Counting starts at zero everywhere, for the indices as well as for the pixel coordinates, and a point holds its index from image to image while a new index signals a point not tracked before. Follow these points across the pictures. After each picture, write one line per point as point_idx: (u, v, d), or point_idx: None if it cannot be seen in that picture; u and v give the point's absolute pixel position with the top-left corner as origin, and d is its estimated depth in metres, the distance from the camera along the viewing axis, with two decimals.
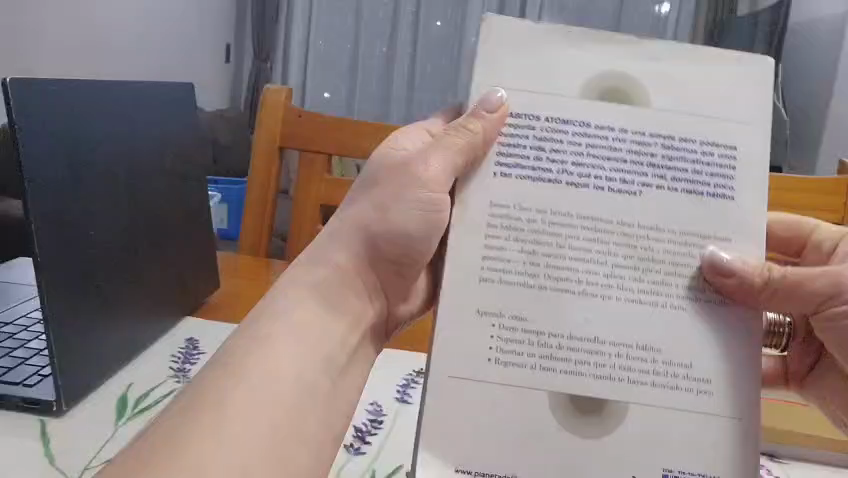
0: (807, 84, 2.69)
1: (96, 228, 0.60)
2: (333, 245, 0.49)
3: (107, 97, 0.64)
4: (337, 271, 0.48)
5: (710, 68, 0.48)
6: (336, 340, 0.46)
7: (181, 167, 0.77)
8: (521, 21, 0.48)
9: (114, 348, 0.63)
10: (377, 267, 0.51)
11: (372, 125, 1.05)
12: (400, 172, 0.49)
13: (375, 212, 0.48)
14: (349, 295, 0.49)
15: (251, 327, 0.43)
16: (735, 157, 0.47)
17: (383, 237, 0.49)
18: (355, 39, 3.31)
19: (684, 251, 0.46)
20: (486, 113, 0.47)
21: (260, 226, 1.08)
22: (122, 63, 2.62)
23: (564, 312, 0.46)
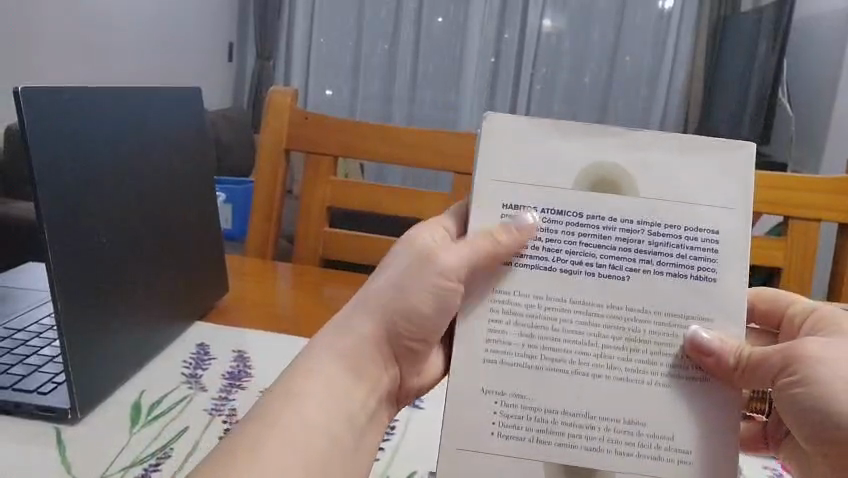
0: (811, 82, 2.69)
1: (107, 233, 0.61)
2: (358, 311, 0.45)
3: (117, 103, 0.64)
4: (365, 341, 0.45)
5: (701, 162, 0.44)
6: (358, 407, 0.43)
7: (189, 174, 0.77)
8: (510, 117, 0.45)
9: (126, 355, 0.63)
10: (404, 349, 0.46)
11: (375, 128, 1.04)
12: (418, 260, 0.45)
13: (395, 289, 0.45)
14: (376, 367, 0.45)
15: (277, 386, 0.42)
16: (717, 241, 0.44)
17: (407, 324, 0.45)
18: (357, 37, 3.31)
19: (668, 332, 0.44)
20: (512, 231, 0.44)
21: (266, 230, 1.09)
22: (125, 63, 2.61)
23: (556, 390, 0.44)
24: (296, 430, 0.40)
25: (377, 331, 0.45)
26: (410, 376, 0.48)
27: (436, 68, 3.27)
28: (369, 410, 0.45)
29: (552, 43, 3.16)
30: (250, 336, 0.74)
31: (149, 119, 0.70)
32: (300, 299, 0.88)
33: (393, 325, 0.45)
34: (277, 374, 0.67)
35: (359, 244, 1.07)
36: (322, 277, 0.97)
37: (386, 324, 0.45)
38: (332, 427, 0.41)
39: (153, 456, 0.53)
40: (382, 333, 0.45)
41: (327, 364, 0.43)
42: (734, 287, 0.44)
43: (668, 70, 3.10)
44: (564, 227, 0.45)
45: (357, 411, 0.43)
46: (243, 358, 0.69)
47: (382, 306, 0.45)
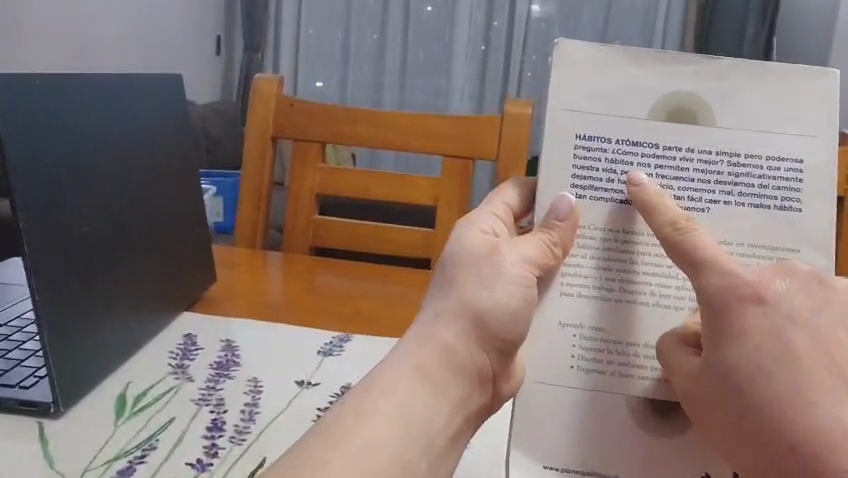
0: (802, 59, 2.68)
1: (86, 222, 0.59)
2: (439, 322, 0.45)
3: (94, 89, 0.62)
4: (445, 350, 0.44)
5: (778, 91, 0.44)
6: (441, 422, 0.43)
7: (173, 162, 0.76)
8: (587, 45, 0.44)
9: (109, 347, 0.61)
10: (491, 356, 0.46)
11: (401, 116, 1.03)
12: (479, 261, 0.47)
13: (479, 288, 0.46)
14: (459, 381, 0.44)
15: (353, 398, 0.42)
16: (802, 169, 0.44)
17: (494, 329, 0.45)
18: (345, 27, 3.29)
19: (753, 261, 0.44)
20: (560, 222, 0.44)
21: (255, 219, 1.07)
22: (112, 59, 2.59)
23: (637, 323, 0.45)
24: (378, 441, 0.39)
25: (460, 337, 0.45)
26: (499, 383, 0.47)
27: (426, 56, 3.25)
28: (453, 422, 0.44)
29: (541, 27, 3.15)
30: (236, 325, 0.73)
31: (130, 107, 0.68)
32: (290, 287, 0.87)
33: (480, 330, 0.45)
34: (266, 361, 0.66)
35: (352, 229, 1.06)
36: (316, 264, 0.96)
37: (474, 332, 0.45)
38: (414, 439, 0.41)
39: (139, 447, 0.52)
40: (467, 340, 0.45)
41: (405, 379, 0.43)
42: (819, 218, 0.44)
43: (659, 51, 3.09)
44: (641, 158, 0.44)
45: (439, 425, 0.42)
46: (231, 347, 0.68)
47: (464, 306, 0.45)
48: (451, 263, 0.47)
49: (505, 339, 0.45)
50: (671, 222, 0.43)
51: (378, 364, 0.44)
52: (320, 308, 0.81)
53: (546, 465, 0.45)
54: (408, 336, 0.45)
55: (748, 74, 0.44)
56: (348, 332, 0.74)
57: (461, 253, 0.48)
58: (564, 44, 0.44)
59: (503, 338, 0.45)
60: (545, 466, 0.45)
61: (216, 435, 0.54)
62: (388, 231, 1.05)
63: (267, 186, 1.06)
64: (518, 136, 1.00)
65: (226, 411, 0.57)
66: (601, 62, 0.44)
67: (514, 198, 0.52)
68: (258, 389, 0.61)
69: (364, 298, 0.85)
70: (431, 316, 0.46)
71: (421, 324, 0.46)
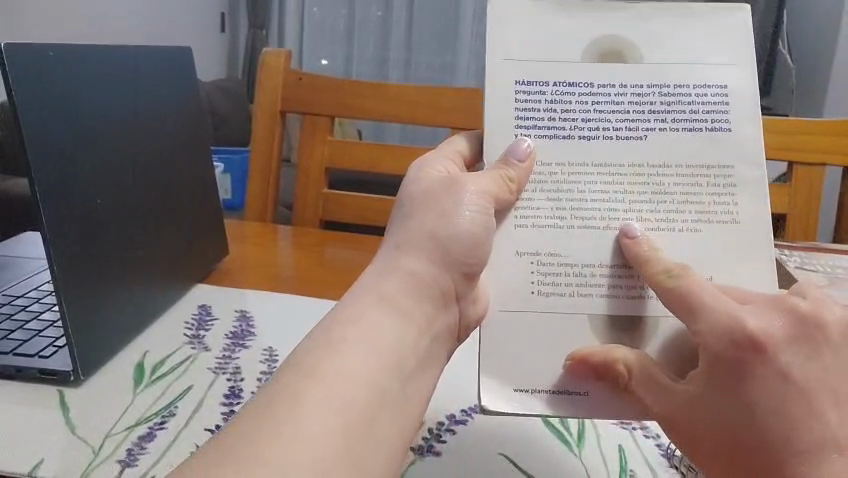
0: (808, 32, 2.69)
1: (101, 197, 0.60)
2: (405, 252, 0.43)
3: (107, 62, 0.62)
4: (411, 279, 0.41)
5: (691, 23, 0.47)
6: (411, 344, 0.39)
7: (185, 135, 0.76)
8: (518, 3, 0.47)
9: (125, 318, 0.62)
10: (457, 278, 0.43)
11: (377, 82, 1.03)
12: (435, 197, 0.45)
13: (440, 221, 0.44)
14: (429, 305, 0.41)
15: (320, 332, 0.38)
16: (726, 94, 0.47)
17: (461, 255, 0.43)
18: (349, 4, 3.30)
19: (694, 183, 0.46)
20: (516, 162, 0.45)
21: (264, 194, 1.07)
22: (120, 36, 2.59)
23: (591, 248, 0.46)
24: (353, 371, 0.35)
25: (429, 267, 0.42)
26: (465, 306, 0.45)
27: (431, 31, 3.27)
28: (424, 345, 0.41)
29: None
30: (251, 296, 0.74)
31: (143, 81, 0.68)
32: (301, 259, 0.88)
33: (445, 256, 0.43)
34: (281, 332, 0.66)
35: (361, 204, 1.06)
36: (326, 236, 0.96)
37: (438, 259, 0.43)
38: (388, 365, 0.37)
39: (158, 413, 0.52)
40: (432, 273, 0.42)
41: (375, 308, 0.39)
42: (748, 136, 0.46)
43: None
44: (578, 97, 0.47)
45: (411, 346, 0.39)
46: (246, 317, 0.69)
47: (425, 237, 0.43)
48: (409, 200, 0.46)
49: (472, 269, 0.44)
50: (663, 269, 0.43)
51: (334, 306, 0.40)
52: (330, 280, 0.82)
53: (516, 388, 0.46)
54: (374, 269, 0.42)
55: (666, 16, 0.47)
56: None
57: (420, 193, 0.46)
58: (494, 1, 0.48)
59: (471, 267, 0.44)
60: (515, 388, 0.46)
61: (233, 403, 0.54)
62: (396, 204, 1.05)
63: (275, 162, 1.06)
64: None
65: (243, 379, 0.58)
66: (534, 15, 0.47)
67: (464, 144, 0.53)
68: (274, 358, 0.61)
69: None
70: (389, 252, 0.43)
71: (377, 263, 0.43)
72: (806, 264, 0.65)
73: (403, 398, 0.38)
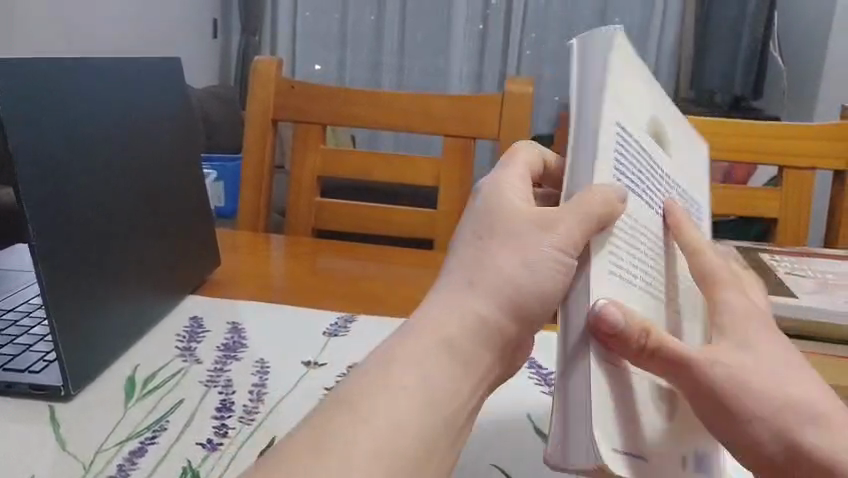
0: (798, 35, 2.72)
1: (92, 211, 0.59)
2: (474, 291, 0.38)
3: (96, 74, 0.62)
4: (483, 325, 0.37)
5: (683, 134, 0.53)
6: (467, 394, 0.36)
7: (176, 147, 0.76)
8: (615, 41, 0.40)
9: (116, 331, 0.62)
10: (524, 330, 0.39)
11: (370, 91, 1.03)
12: (509, 234, 0.39)
13: (518, 269, 0.38)
14: (490, 354, 0.38)
15: (372, 371, 0.35)
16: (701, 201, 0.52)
17: (534, 310, 0.38)
18: (343, 8, 3.31)
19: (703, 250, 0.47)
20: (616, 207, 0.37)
21: (256, 202, 1.07)
22: (113, 42, 2.59)
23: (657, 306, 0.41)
24: (401, 427, 0.33)
25: (496, 313, 0.37)
26: (527, 348, 0.41)
27: (425, 37, 3.32)
28: (477, 401, 0.37)
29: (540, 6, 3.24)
30: (244, 307, 0.74)
31: (133, 93, 0.68)
32: (294, 269, 0.88)
33: (516, 304, 0.38)
34: (274, 343, 0.66)
35: (354, 213, 1.06)
36: (319, 246, 0.96)
37: (509, 307, 0.38)
38: (440, 418, 0.35)
39: (149, 428, 0.52)
40: (504, 319, 0.38)
41: (435, 353, 0.36)
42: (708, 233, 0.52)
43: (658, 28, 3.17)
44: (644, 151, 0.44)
45: (463, 404, 0.36)
46: (237, 329, 0.69)
47: (498, 282, 0.38)
48: (486, 227, 0.40)
49: (539, 325, 0.39)
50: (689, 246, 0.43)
51: (394, 337, 0.37)
52: (323, 289, 0.82)
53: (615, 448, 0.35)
54: (438, 298, 0.38)
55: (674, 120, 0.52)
56: (353, 313, 0.75)
57: (489, 219, 0.40)
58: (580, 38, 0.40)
59: (538, 322, 0.39)
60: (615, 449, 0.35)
61: (225, 416, 0.54)
62: (389, 213, 1.05)
63: (267, 171, 1.06)
64: (518, 116, 0.99)
65: (234, 392, 0.58)
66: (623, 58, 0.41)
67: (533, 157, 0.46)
68: (265, 370, 0.61)
69: (366, 279, 0.85)
70: (460, 290, 0.38)
71: (448, 297, 0.38)
72: (794, 270, 0.66)
73: (452, 449, 0.35)
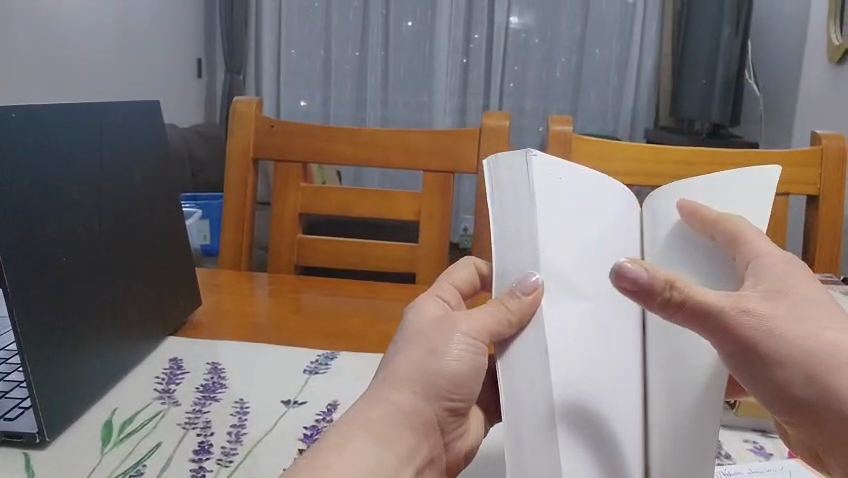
0: (773, 63, 2.78)
1: (68, 254, 0.60)
2: (389, 383, 0.43)
3: (71, 117, 0.63)
4: (397, 411, 0.42)
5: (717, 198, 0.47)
6: (392, 472, 0.41)
7: (154, 187, 0.76)
8: (512, 173, 0.42)
9: (93, 374, 0.62)
10: (438, 408, 0.44)
11: (347, 130, 1.04)
12: (429, 332, 0.45)
13: (426, 358, 0.44)
14: (412, 434, 0.43)
15: (308, 457, 0.40)
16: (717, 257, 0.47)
17: (445, 389, 0.44)
18: (326, 44, 3.37)
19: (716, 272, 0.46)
20: (520, 295, 0.41)
21: (239, 239, 1.07)
22: (98, 84, 2.61)
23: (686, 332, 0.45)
24: None
25: (411, 397, 0.43)
26: (448, 430, 0.46)
27: (407, 71, 3.37)
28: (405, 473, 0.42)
29: (521, 38, 3.31)
30: (223, 347, 0.73)
31: (109, 135, 0.69)
32: (276, 307, 0.87)
33: (429, 389, 0.43)
34: (254, 382, 0.66)
35: (337, 249, 1.06)
36: (302, 283, 0.96)
37: (422, 390, 0.43)
38: None
39: (126, 473, 0.52)
40: (420, 404, 0.43)
41: (358, 437, 0.41)
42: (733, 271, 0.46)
43: (636, 58, 3.26)
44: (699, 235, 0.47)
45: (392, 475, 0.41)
46: (217, 369, 0.69)
47: (414, 372, 0.43)
48: (402, 334, 0.46)
49: (457, 401, 0.45)
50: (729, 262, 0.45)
51: (328, 429, 0.42)
52: (305, 327, 0.81)
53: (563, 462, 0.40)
54: (363, 399, 0.44)
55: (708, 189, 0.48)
56: (335, 349, 0.75)
57: (417, 326, 0.46)
58: (492, 159, 0.42)
59: (454, 398, 0.44)
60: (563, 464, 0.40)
61: (203, 458, 0.54)
62: (374, 248, 1.05)
63: (248, 210, 1.06)
64: (497, 149, 1.00)
65: (212, 433, 0.57)
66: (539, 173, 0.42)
67: (462, 275, 0.52)
68: (245, 410, 0.61)
69: (350, 315, 0.85)
70: (381, 384, 0.44)
71: (371, 392, 0.44)
72: None
73: None
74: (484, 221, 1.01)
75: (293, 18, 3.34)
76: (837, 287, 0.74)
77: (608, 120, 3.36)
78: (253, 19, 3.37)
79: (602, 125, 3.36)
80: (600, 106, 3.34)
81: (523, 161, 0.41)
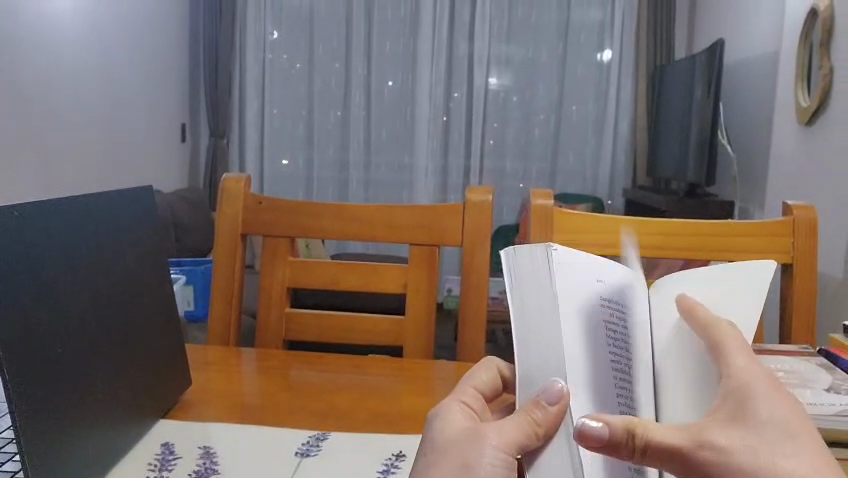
0: (743, 123, 2.88)
1: (65, 345, 0.60)
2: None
3: (69, 206, 0.65)
4: None
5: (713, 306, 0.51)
6: None
7: (146, 270, 0.78)
8: (531, 267, 0.42)
9: (87, 462, 0.62)
10: None
11: (333, 205, 1.06)
12: (459, 444, 0.44)
13: (459, 472, 0.42)
14: None
15: None
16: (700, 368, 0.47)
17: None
18: (309, 107, 3.44)
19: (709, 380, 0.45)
20: (546, 405, 0.40)
21: (227, 315, 1.07)
22: (83, 151, 2.62)
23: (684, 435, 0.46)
24: None
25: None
26: None
27: (389, 133, 3.44)
28: None
29: (500, 98, 3.40)
30: (214, 430, 0.74)
31: (103, 222, 0.70)
32: (265, 384, 0.88)
33: None
34: (246, 466, 0.67)
35: (325, 322, 1.07)
36: (289, 359, 0.97)
37: None
38: None
39: None
40: None
41: None
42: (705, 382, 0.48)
43: (612, 118, 3.36)
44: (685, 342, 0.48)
45: None
46: (209, 453, 0.69)
47: None
48: (432, 445, 0.45)
49: None
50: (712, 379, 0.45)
51: None
52: (294, 405, 0.82)
53: None
54: None
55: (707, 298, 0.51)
56: (324, 429, 0.76)
57: (446, 437, 0.45)
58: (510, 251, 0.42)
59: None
60: None
61: None
62: (362, 321, 1.07)
63: (237, 285, 1.08)
64: (480, 223, 1.02)
65: None
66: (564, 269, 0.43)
67: (486, 380, 0.52)
68: None
69: (339, 392, 0.86)
70: None
71: None
72: None
73: None
74: (470, 294, 1.02)
75: (276, 82, 3.42)
76: (814, 359, 0.76)
77: (587, 178, 3.43)
78: (237, 82, 3.44)
79: (582, 184, 3.43)
80: (578, 166, 3.42)
81: (545, 256, 0.42)
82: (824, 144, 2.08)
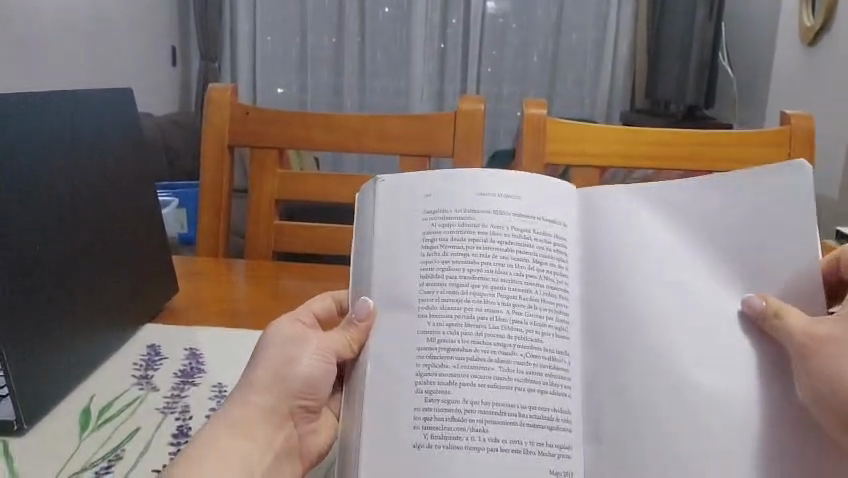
0: (747, 47, 2.81)
1: (43, 242, 0.59)
2: (252, 387, 0.49)
3: (39, 103, 0.62)
4: (260, 410, 0.49)
5: None
6: (257, 458, 0.48)
7: (127, 172, 0.76)
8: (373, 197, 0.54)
9: (73, 361, 0.62)
10: (294, 403, 0.51)
11: (321, 116, 1.04)
12: (288, 343, 0.51)
13: (284, 365, 0.50)
14: (276, 425, 0.50)
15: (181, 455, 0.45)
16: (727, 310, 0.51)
17: (296, 389, 0.51)
18: (302, 31, 3.35)
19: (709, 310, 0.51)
20: (356, 321, 0.51)
21: (216, 228, 1.07)
22: (71, 75, 2.57)
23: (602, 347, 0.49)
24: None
25: (272, 397, 0.49)
26: (306, 433, 0.53)
27: (384, 57, 3.36)
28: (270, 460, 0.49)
29: (498, 22, 3.31)
30: (200, 333, 0.74)
31: (79, 120, 0.68)
32: (256, 292, 0.88)
33: (287, 392, 0.50)
34: (232, 366, 0.67)
35: (313, 234, 1.06)
36: (279, 268, 0.97)
37: (278, 390, 0.50)
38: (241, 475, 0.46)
39: (104, 458, 0.53)
40: (279, 404, 0.50)
41: (226, 432, 0.47)
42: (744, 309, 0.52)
43: (612, 40, 3.27)
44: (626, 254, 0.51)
45: (257, 460, 0.47)
46: (195, 354, 0.69)
47: (279, 378, 0.50)
48: (266, 342, 0.52)
49: (307, 401, 0.52)
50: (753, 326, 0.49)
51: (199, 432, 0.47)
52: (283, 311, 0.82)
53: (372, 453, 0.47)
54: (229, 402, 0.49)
55: None
56: None
57: (279, 339, 0.52)
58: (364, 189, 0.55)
59: (305, 397, 0.52)
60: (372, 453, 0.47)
61: (182, 441, 0.55)
62: (352, 232, 1.06)
63: (225, 197, 1.06)
64: (471, 130, 1.00)
65: (191, 417, 0.59)
66: (405, 201, 0.53)
67: (323, 305, 0.57)
68: (223, 394, 0.62)
69: None
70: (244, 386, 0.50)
71: (235, 395, 0.49)
72: None
73: None
74: None
75: (267, 4, 3.31)
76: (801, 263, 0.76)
77: (585, 102, 3.39)
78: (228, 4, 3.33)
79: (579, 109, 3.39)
80: (577, 89, 3.37)
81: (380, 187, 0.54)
82: (824, 65, 2.05)
